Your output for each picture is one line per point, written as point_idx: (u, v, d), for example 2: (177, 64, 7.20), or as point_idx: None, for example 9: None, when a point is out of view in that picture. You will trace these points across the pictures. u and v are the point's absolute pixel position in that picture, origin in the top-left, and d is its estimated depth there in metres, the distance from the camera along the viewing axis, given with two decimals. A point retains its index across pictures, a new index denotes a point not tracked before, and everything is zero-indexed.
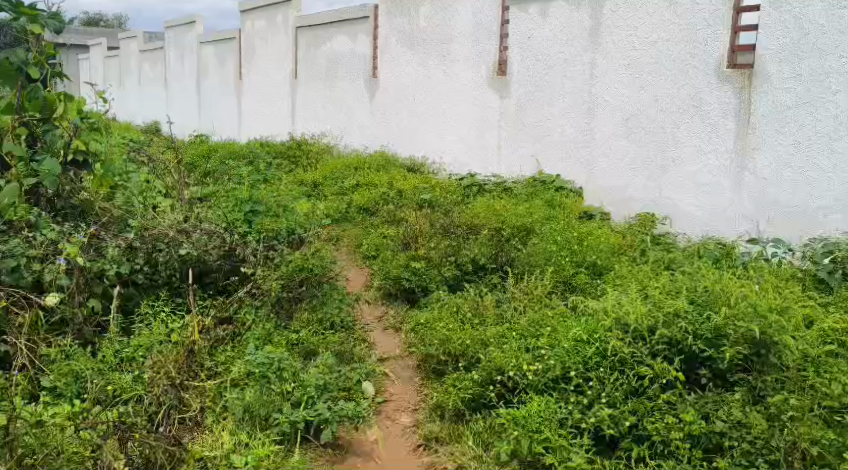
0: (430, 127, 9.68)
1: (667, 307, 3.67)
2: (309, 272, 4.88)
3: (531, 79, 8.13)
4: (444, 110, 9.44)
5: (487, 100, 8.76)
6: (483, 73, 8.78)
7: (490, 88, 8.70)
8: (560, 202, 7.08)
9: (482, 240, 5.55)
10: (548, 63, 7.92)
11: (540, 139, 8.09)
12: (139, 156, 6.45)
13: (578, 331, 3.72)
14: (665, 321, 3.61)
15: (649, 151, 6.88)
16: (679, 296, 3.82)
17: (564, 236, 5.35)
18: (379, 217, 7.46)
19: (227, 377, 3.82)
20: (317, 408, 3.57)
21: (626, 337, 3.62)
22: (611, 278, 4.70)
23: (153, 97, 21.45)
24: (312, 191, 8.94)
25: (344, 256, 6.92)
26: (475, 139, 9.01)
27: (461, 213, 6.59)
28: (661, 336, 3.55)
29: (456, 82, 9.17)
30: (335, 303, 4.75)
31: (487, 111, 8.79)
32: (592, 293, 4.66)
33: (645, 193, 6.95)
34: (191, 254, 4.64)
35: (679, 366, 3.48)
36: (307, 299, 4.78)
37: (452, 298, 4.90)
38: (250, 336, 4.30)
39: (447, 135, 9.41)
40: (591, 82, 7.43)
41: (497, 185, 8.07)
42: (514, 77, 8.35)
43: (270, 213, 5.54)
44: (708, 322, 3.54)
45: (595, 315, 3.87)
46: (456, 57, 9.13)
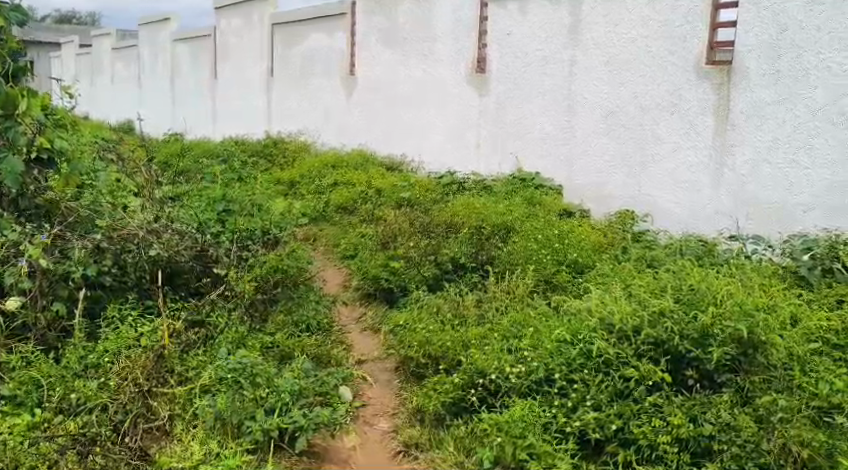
0: (409, 125, 9.56)
1: (651, 307, 3.60)
2: (284, 274, 4.86)
3: (510, 76, 8.06)
4: (422, 107, 9.32)
5: (466, 97, 8.67)
6: (461, 70, 8.69)
7: (469, 86, 8.61)
8: (540, 200, 7.00)
9: (462, 239, 5.45)
10: (526, 60, 7.84)
11: (520, 137, 8.01)
12: (110, 154, 6.28)
13: (562, 332, 3.65)
14: (650, 320, 3.53)
15: (629, 148, 6.82)
16: (663, 294, 3.76)
17: (544, 234, 5.27)
18: (357, 216, 7.35)
19: (197, 383, 3.69)
20: (291, 414, 3.42)
21: (611, 338, 3.54)
22: (593, 277, 4.63)
23: (126, 96, 21.16)
24: (289, 191, 8.81)
25: (322, 256, 6.80)
26: (453, 137, 8.91)
27: (440, 211, 6.50)
28: (647, 337, 3.48)
29: (435, 79, 9.07)
30: (310, 305, 4.65)
31: (466, 109, 8.70)
32: (574, 292, 4.59)
33: (625, 190, 6.89)
34: (161, 255, 4.52)
35: (665, 366, 3.40)
36: (282, 300, 4.72)
37: (432, 299, 4.82)
38: (224, 338, 4.20)
39: (426, 133, 9.30)
40: (570, 80, 7.36)
41: (476, 183, 7.98)
42: (493, 74, 8.27)
43: (244, 212, 5.43)
44: (693, 321, 3.46)
45: (579, 316, 3.79)
46: (434, 54, 9.03)
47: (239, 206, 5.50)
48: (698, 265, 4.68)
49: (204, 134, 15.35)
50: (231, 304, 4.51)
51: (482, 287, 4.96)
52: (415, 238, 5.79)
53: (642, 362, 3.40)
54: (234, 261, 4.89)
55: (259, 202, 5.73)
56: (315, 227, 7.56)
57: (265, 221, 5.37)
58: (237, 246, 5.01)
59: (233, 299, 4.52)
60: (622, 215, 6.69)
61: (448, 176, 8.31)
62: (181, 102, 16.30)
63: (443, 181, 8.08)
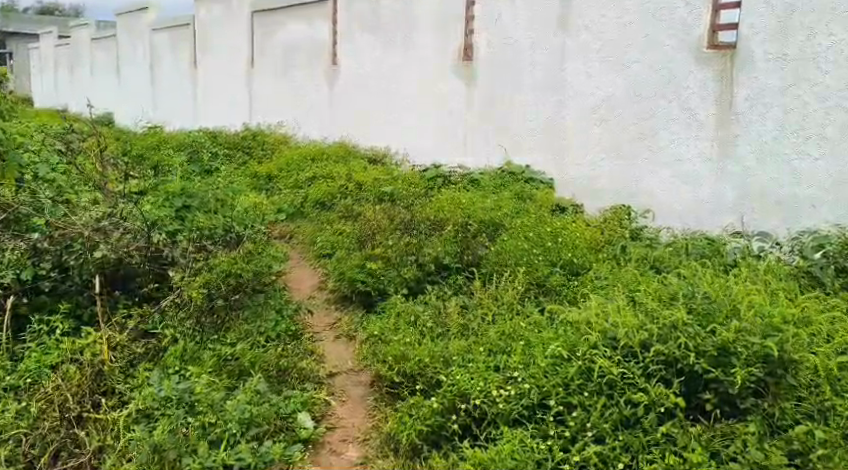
0: (392, 116, 9.09)
1: (665, 318, 3.20)
2: (236, 277, 4.35)
3: (498, 65, 7.61)
4: (406, 98, 8.85)
5: (452, 87, 8.21)
6: (446, 59, 8.24)
7: (455, 75, 8.15)
8: (530, 194, 6.57)
9: (447, 237, 5.01)
10: (515, 48, 7.39)
11: (510, 128, 7.56)
12: (68, 145, 5.85)
13: (557, 348, 3.22)
14: (661, 335, 3.13)
15: (625, 139, 6.38)
16: (673, 306, 3.34)
17: (535, 232, 4.85)
18: (335, 211, 6.91)
19: (134, 407, 3.35)
20: (237, 450, 3.07)
21: (616, 356, 3.11)
22: (596, 282, 4.16)
23: (105, 88, 20.59)
24: (266, 185, 8.35)
25: (299, 255, 6.36)
26: (440, 128, 8.45)
27: (424, 207, 6.05)
28: (657, 354, 3.07)
29: (420, 68, 8.61)
30: (273, 315, 4.14)
31: (452, 99, 8.24)
32: (573, 299, 4.12)
33: (620, 184, 6.46)
34: (107, 257, 4.16)
35: (678, 389, 2.99)
36: (241, 310, 4.16)
37: (412, 305, 4.38)
38: (173, 355, 3.73)
39: (410, 124, 8.84)
40: (561, 67, 6.92)
41: (463, 177, 7.53)
42: (480, 63, 7.81)
43: (204, 208, 5.04)
44: (710, 336, 3.06)
45: (575, 326, 3.38)
46: (419, 42, 8.57)
47: (203, 202, 5.05)
48: (709, 266, 4.24)
49: (183, 126, 14.82)
50: (186, 312, 4.04)
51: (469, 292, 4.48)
52: (396, 237, 5.29)
53: (653, 385, 3.00)
54: (194, 266, 4.40)
55: (225, 199, 5.31)
56: (293, 224, 7.15)
57: (229, 219, 4.93)
58: (196, 246, 4.57)
59: (189, 307, 4.05)
60: (617, 211, 6.27)
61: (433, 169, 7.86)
62: (160, 93, 15.76)
63: (428, 175, 7.62)
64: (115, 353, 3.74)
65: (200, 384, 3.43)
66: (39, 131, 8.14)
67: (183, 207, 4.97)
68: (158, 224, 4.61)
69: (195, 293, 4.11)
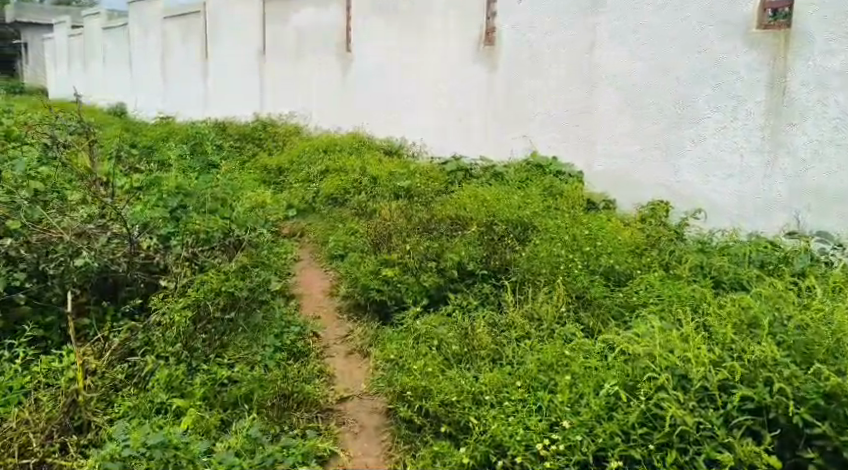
0: (392, 115, 8.80)
1: (752, 352, 2.99)
2: (229, 296, 3.88)
3: (500, 62, 7.33)
4: (406, 98, 8.56)
5: (452, 85, 7.93)
6: (447, 55, 7.95)
7: (455, 72, 7.87)
8: (559, 190, 6.06)
9: (470, 240, 4.52)
10: (517, 45, 7.10)
11: (515, 125, 7.24)
12: (58, 140, 5.44)
13: (615, 387, 3.03)
14: (748, 377, 2.91)
15: (663, 129, 5.82)
16: (751, 334, 3.14)
17: (572, 235, 4.37)
18: (348, 208, 6.43)
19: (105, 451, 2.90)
20: None
21: (688, 400, 2.89)
22: (648, 301, 3.67)
23: (117, 77, 20.25)
24: (277, 179, 7.91)
25: (310, 256, 5.92)
26: (444, 124, 8.08)
27: (445, 204, 5.56)
28: (745, 401, 2.86)
29: (421, 65, 8.33)
30: (268, 340, 3.70)
31: (454, 97, 7.94)
32: (623, 322, 3.62)
33: (658, 177, 5.90)
34: (90, 265, 3.75)
35: (770, 443, 2.79)
36: (232, 334, 3.72)
37: (431, 325, 3.82)
38: (158, 385, 3.32)
39: (414, 120, 8.49)
40: (586, 55, 6.42)
41: (485, 170, 7.03)
42: (481, 60, 7.54)
43: (202, 207, 4.58)
44: (813, 380, 2.81)
45: (634, 360, 3.14)
46: (419, 39, 8.30)
47: (201, 200, 4.60)
48: (769, 279, 3.73)
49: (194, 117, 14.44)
50: (173, 331, 3.61)
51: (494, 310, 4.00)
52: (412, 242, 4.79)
53: (740, 442, 2.77)
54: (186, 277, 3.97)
55: (226, 197, 4.86)
56: (306, 221, 6.72)
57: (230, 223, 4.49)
58: (191, 252, 4.12)
59: (179, 327, 3.62)
60: (654, 208, 5.75)
61: (454, 161, 7.36)
62: (171, 83, 15.37)
63: (448, 168, 7.10)
64: (93, 380, 3.33)
65: (174, 436, 2.95)
66: (34, 121, 7.73)
67: (179, 207, 4.52)
68: (147, 224, 4.18)
69: (187, 313, 3.70)
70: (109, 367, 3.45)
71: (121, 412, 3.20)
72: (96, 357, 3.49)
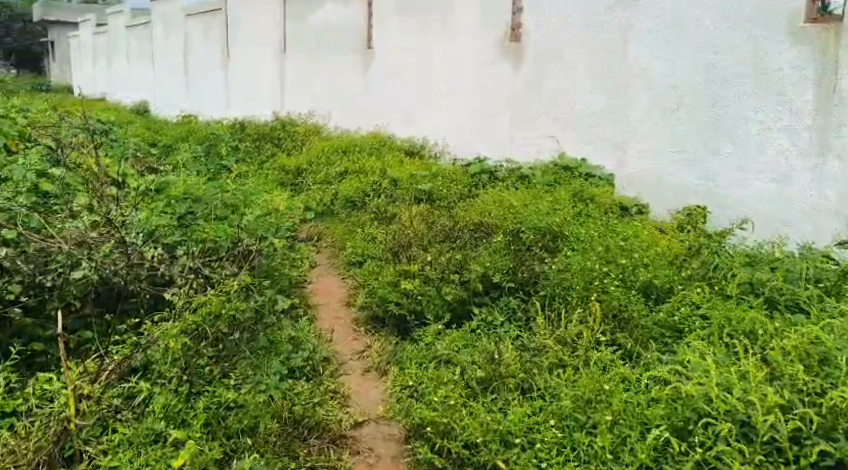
0: (392, 114, 8.90)
1: (827, 396, 2.74)
2: (228, 320, 3.63)
3: (499, 63, 7.33)
4: (406, 98, 8.64)
5: (452, 85, 7.96)
6: (446, 56, 8.00)
7: (454, 72, 7.91)
8: (590, 194, 5.74)
9: (495, 250, 4.26)
10: (517, 46, 7.09)
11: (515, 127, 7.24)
12: (65, 142, 5.25)
13: (664, 432, 2.83)
14: (825, 426, 2.67)
15: (700, 131, 5.47)
16: (826, 374, 2.88)
17: (605, 245, 4.08)
18: (368, 211, 6.18)
19: None
20: None
21: (753, 452, 2.67)
22: (697, 326, 3.43)
23: (139, 75, 20.22)
24: (296, 180, 7.68)
25: (327, 263, 5.70)
26: (448, 123, 8.06)
27: (470, 209, 5.29)
28: (821, 453, 2.62)
29: (420, 64, 8.38)
30: (273, 370, 3.48)
31: (454, 97, 7.96)
32: (667, 348, 3.41)
33: (692, 182, 5.56)
34: (89, 277, 3.56)
35: None
36: (234, 362, 3.50)
37: (463, 347, 3.66)
38: (154, 413, 3.12)
39: (413, 115, 8.55)
40: (615, 52, 6.10)
41: (510, 173, 6.71)
42: (480, 62, 7.55)
43: (211, 214, 4.35)
44: None
45: (687, 400, 2.92)
46: (419, 40, 8.34)
47: (211, 207, 4.39)
48: (826, 301, 3.44)
49: (214, 116, 14.30)
50: (175, 353, 3.36)
51: (522, 332, 3.73)
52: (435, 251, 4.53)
53: None
54: (196, 285, 3.82)
55: (235, 201, 4.64)
56: (324, 224, 6.48)
57: (240, 228, 4.27)
58: (197, 263, 3.91)
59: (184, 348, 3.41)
60: (691, 214, 5.41)
61: (480, 163, 7.05)
62: (192, 82, 15.24)
63: (471, 170, 6.81)
64: (86, 405, 3.10)
65: None
66: (48, 121, 7.56)
67: (187, 213, 4.31)
68: (152, 231, 3.96)
69: (192, 331, 3.50)
70: (104, 392, 3.19)
71: (116, 441, 3.01)
72: (88, 381, 3.21)
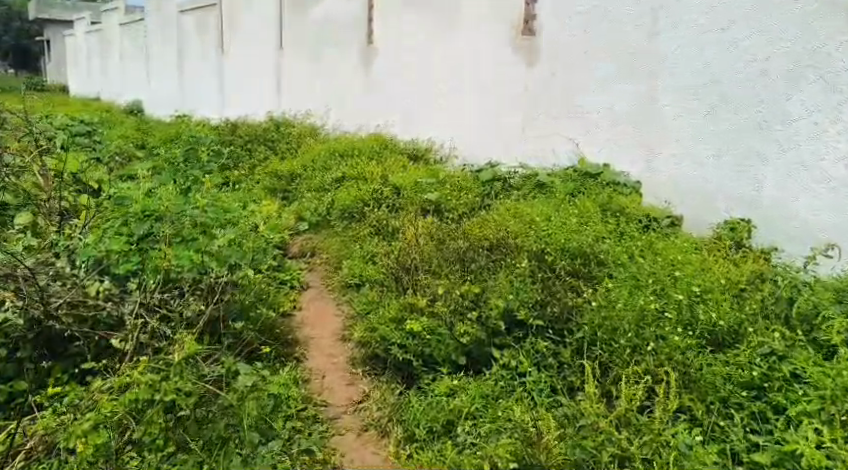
0: (390, 117, 8.25)
1: None
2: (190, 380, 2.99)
3: (499, 62, 6.72)
4: (406, 99, 7.98)
5: (452, 85, 7.33)
6: (443, 55, 7.39)
7: (453, 72, 7.29)
8: (619, 206, 5.05)
9: (517, 277, 3.60)
10: (519, 44, 6.49)
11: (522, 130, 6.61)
12: (16, 150, 4.59)
13: None
14: None
15: (741, 132, 4.86)
16: None
17: (667, 274, 3.47)
18: (367, 224, 5.50)
19: None
20: None
21: None
22: (795, 394, 2.80)
23: (133, 74, 19.57)
24: (288, 187, 7.00)
25: (322, 287, 5.03)
26: (453, 125, 7.38)
27: (483, 224, 4.61)
28: None
29: (418, 63, 7.74)
30: (243, 447, 2.87)
31: (453, 98, 7.34)
32: (752, 422, 2.80)
33: (732, 196, 4.96)
34: (16, 322, 3.12)
35: None
36: (199, 440, 2.88)
37: (481, 416, 3.05)
38: None
39: (414, 116, 7.89)
40: (642, 48, 5.46)
41: (526, 179, 6.00)
42: (480, 61, 6.95)
43: (179, 237, 3.69)
44: None
45: None
46: (416, 37, 7.72)
47: (176, 226, 3.72)
48: None
49: (209, 117, 13.61)
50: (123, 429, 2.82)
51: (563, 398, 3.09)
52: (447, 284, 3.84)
53: None
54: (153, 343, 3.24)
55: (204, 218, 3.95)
56: (319, 238, 5.81)
57: (205, 262, 3.57)
58: (154, 298, 3.35)
59: (146, 419, 2.83)
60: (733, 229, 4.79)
61: (490, 169, 6.33)
62: (186, 80, 14.54)
63: (483, 177, 6.10)
64: None
65: None
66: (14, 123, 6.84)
67: (147, 239, 3.66)
68: (99, 262, 3.47)
69: (145, 394, 2.86)
70: None
71: None
72: None
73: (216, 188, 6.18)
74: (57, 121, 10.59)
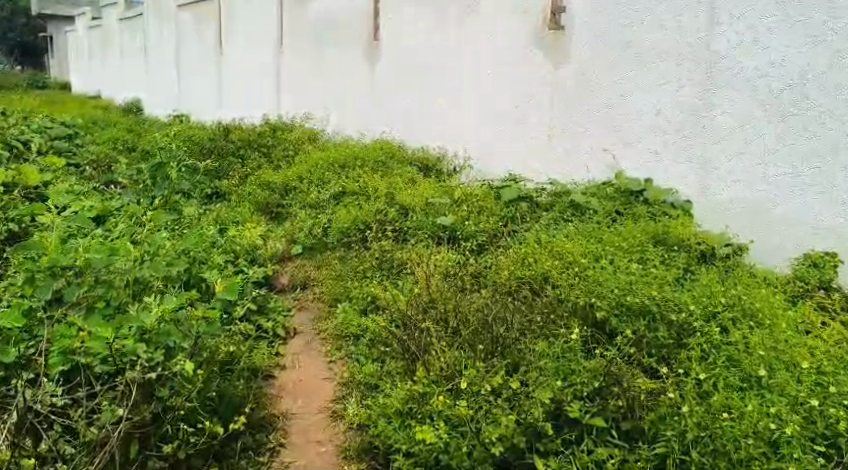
0: (389, 122, 7.34)
1: None
2: None
3: (506, 61, 5.82)
4: (405, 102, 7.08)
5: (451, 85, 6.44)
6: (442, 53, 6.50)
7: (452, 71, 6.40)
8: (675, 235, 4.10)
9: (562, 353, 2.87)
10: (531, 42, 5.58)
11: (533, 140, 5.69)
12: None
13: None
14: None
15: (828, 147, 3.96)
16: None
17: (772, 349, 2.82)
18: (372, 249, 4.57)
19: None
20: None
21: None
22: None
23: (132, 69, 18.67)
24: (282, 202, 6.07)
25: (311, 332, 4.14)
26: (456, 132, 6.46)
27: (511, 266, 3.66)
28: None
29: (418, 65, 6.84)
30: None
31: (453, 100, 6.44)
32: None
33: (813, 224, 4.04)
34: None
35: None
36: None
37: None
38: None
39: (414, 122, 6.99)
40: (691, 43, 4.53)
41: (555, 199, 5.05)
42: (480, 58, 6.08)
43: (101, 308, 2.90)
44: None
45: None
46: (415, 36, 6.83)
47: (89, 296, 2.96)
48: None
49: (205, 117, 12.71)
50: None
51: None
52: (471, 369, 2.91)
53: None
54: None
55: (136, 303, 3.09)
56: (313, 266, 4.87)
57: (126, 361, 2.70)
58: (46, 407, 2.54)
59: None
60: (821, 267, 3.87)
61: (509, 185, 5.38)
62: (182, 77, 13.65)
63: (505, 196, 5.13)
64: None
65: None
66: None
67: (45, 330, 2.78)
68: None
69: None
70: None
71: None
72: None
73: (195, 209, 5.28)
74: (36, 123, 9.71)
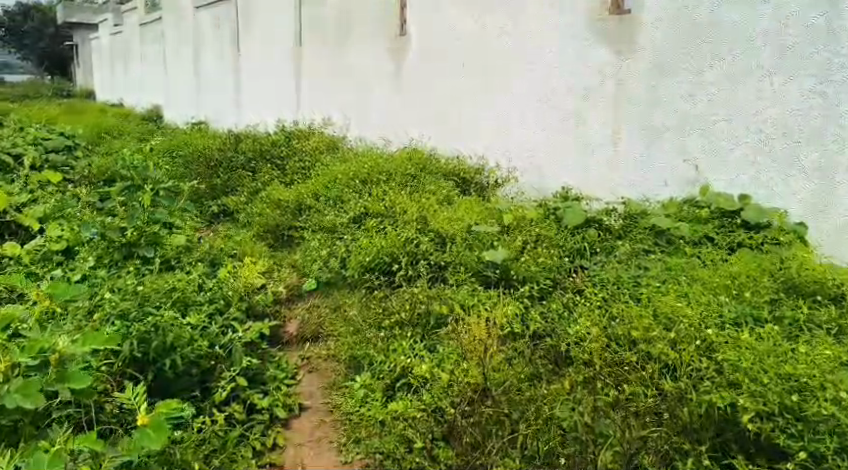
0: (397, 128, 6.54)
1: None
2: None
3: (507, 62, 4.99)
4: (410, 104, 6.28)
5: (453, 88, 5.65)
6: (445, 54, 5.69)
7: (453, 73, 5.61)
8: (812, 278, 2.86)
9: None
10: (536, 38, 4.71)
11: (542, 148, 4.81)
12: None
13: None
14: None
15: None
16: None
17: None
18: (402, 292, 3.52)
19: None
20: None
21: None
22: None
23: (151, 75, 17.91)
24: (296, 224, 5.03)
25: (325, 406, 3.11)
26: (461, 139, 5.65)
27: (604, 339, 2.75)
28: None
29: (423, 67, 6.03)
30: None
31: (456, 104, 5.64)
32: None
33: None
34: None
35: None
36: None
37: None
38: None
39: (418, 128, 6.21)
40: (807, 21, 3.33)
41: (632, 221, 3.85)
42: (480, 59, 5.27)
43: None
44: None
45: None
46: (418, 36, 6.02)
47: None
48: None
49: (222, 124, 11.85)
50: None
51: None
52: None
53: None
54: None
55: None
56: (328, 308, 3.84)
57: None
58: None
59: None
60: None
61: (570, 203, 4.19)
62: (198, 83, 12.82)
63: (568, 220, 3.96)
64: None
65: None
66: None
67: None
68: None
69: None
70: None
71: None
72: None
73: (182, 241, 4.26)
74: (31, 133, 8.78)
